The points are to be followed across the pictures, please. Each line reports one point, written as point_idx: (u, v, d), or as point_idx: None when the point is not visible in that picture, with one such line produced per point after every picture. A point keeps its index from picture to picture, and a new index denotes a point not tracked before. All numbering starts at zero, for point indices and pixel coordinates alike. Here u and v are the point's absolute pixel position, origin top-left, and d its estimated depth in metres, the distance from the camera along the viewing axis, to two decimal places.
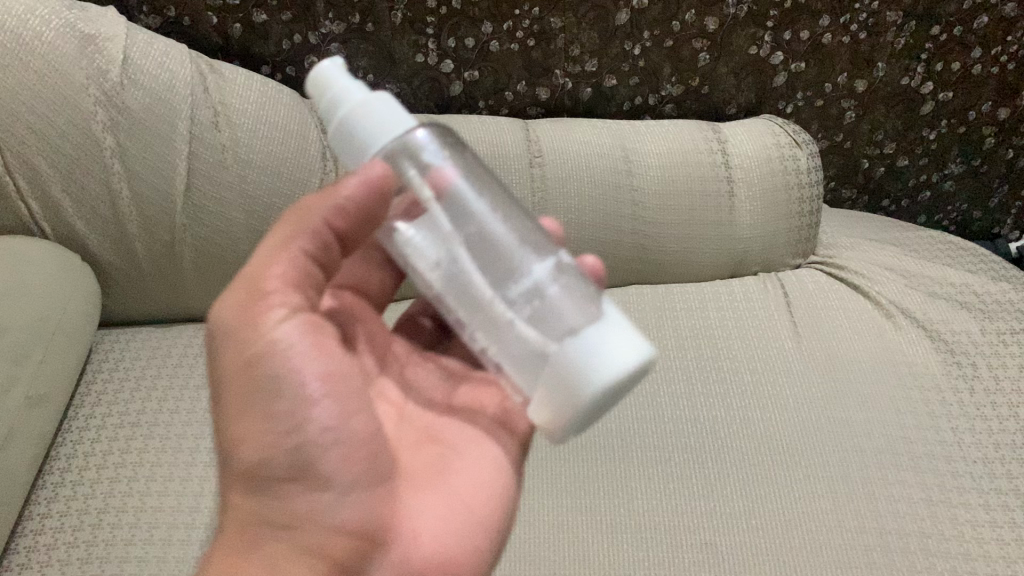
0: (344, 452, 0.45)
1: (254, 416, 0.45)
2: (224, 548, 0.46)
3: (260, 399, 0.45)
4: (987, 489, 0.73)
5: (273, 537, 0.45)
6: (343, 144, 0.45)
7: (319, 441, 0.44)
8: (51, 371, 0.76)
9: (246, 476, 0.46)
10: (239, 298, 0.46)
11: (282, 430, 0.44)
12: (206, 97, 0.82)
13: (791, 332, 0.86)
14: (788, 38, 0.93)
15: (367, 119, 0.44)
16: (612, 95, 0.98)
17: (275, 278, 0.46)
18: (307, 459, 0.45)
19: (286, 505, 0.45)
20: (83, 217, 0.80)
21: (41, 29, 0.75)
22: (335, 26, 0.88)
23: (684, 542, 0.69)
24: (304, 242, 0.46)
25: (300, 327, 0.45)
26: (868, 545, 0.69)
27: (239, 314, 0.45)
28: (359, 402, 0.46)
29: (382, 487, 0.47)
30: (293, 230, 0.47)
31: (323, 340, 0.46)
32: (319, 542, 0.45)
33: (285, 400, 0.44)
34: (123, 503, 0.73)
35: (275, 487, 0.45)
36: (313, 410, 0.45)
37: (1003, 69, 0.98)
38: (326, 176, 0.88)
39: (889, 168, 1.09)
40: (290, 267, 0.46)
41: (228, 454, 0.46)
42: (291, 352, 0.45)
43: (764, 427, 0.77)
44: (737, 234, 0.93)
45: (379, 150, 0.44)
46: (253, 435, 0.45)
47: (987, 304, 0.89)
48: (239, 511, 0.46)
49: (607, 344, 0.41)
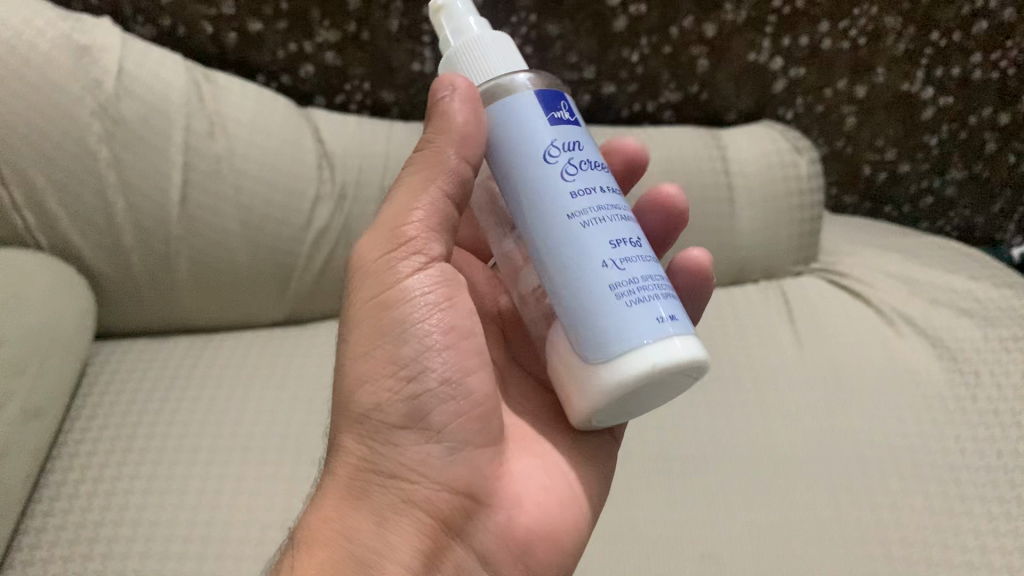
0: (463, 403, 0.49)
1: (379, 359, 0.49)
2: (336, 493, 0.48)
3: (389, 342, 0.49)
4: (990, 498, 0.71)
5: (385, 485, 0.48)
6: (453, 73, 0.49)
7: (440, 391, 0.48)
8: (45, 383, 0.75)
9: (365, 419, 0.49)
10: (380, 241, 0.51)
11: (405, 379, 0.48)
12: (201, 108, 0.82)
13: (792, 340, 0.85)
14: (787, 43, 0.93)
15: (475, 56, 0.48)
16: (611, 102, 0.98)
17: (412, 224, 0.50)
18: (426, 410, 0.48)
19: (402, 452, 0.48)
20: (79, 228, 0.79)
21: (35, 40, 0.74)
22: (331, 35, 0.88)
23: (685, 554, 0.68)
24: (443, 185, 0.49)
25: (428, 278, 0.50)
26: (872, 556, 0.67)
27: (378, 258, 0.50)
28: (477, 357, 0.51)
29: (491, 448, 0.51)
30: (431, 174, 0.50)
31: (449, 292, 0.50)
32: (425, 493, 0.48)
33: (412, 346, 0.49)
34: (120, 516, 0.72)
35: (393, 434, 0.48)
36: (435, 362, 0.49)
37: (1004, 75, 0.97)
38: (323, 184, 0.88)
39: (890, 173, 1.08)
40: (429, 211, 0.50)
41: (350, 399, 0.49)
42: (417, 303, 0.49)
43: (766, 437, 0.76)
44: (738, 240, 0.92)
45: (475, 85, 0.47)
46: (377, 381, 0.48)
47: (990, 311, 0.87)
48: (354, 457, 0.49)
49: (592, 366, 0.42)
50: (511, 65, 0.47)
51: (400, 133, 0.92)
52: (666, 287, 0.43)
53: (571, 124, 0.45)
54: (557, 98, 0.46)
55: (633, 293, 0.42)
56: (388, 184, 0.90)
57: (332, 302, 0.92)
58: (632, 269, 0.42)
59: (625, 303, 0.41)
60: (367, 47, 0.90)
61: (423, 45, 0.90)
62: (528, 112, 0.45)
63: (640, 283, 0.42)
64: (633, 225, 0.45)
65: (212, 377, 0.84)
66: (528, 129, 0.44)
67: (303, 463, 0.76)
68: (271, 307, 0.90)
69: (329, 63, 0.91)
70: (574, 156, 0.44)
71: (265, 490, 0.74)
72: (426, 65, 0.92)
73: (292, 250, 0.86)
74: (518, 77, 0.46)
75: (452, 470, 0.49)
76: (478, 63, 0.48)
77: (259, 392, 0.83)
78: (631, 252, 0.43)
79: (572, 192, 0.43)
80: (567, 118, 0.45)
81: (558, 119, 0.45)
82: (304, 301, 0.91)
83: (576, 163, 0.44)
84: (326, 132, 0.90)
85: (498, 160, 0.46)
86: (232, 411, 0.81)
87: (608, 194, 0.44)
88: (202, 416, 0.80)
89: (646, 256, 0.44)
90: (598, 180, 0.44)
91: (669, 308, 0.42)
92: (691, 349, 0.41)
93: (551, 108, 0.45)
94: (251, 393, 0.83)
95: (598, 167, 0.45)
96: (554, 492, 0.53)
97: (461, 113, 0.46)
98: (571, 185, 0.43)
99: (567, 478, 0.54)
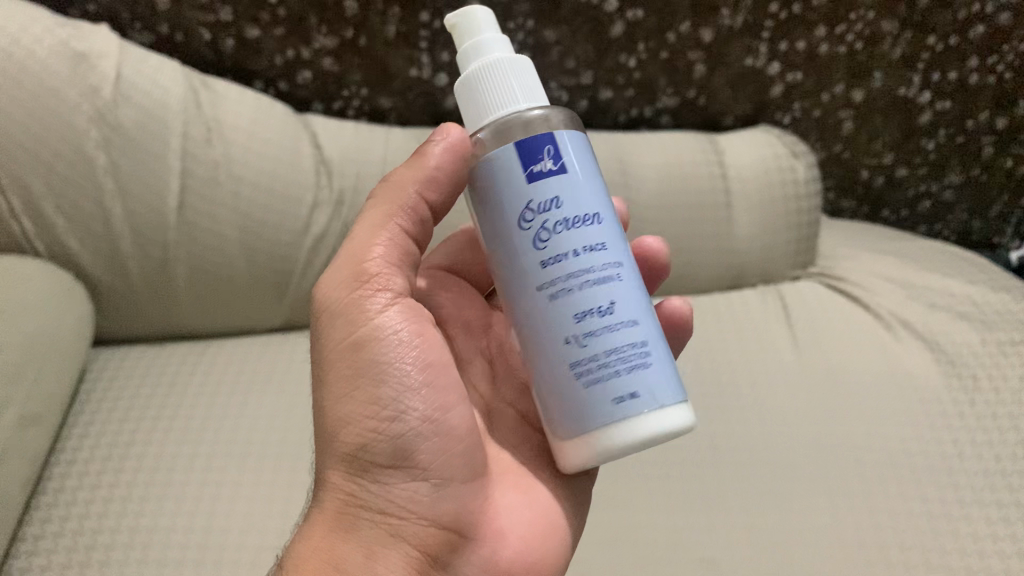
0: (443, 439, 0.49)
1: (360, 398, 0.48)
2: (322, 531, 0.47)
3: (369, 381, 0.48)
4: (988, 501, 0.71)
5: (373, 520, 0.47)
6: (465, 95, 0.48)
7: (421, 428, 0.48)
8: (44, 390, 0.75)
9: (350, 456, 0.48)
10: (345, 281, 0.50)
11: (386, 416, 0.48)
12: (198, 114, 0.82)
13: (790, 345, 0.85)
14: (784, 48, 0.93)
15: (491, 87, 0.47)
16: (608, 108, 0.98)
17: (379, 260, 0.50)
18: (408, 447, 0.48)
19: (388, 488, 0.48)
20: (77, 235, 0.79)
21: (33, 48, 0.75)
22: (329, 41, 0.88)
23: (683, 559, 0.68)
24: (402, 220, 0.52)
25: (401, 314, 0.50)
26: (870, 560, 0.67)
27: (346, 298, 0.50)
28: (455, 392, 0.51)
29: (473, 482, 0.51)
30: (390, 210, 0.51)
31: (421, 327, 0.51)
32: (412, 529, 0.48)
33: (392, 384, 0.48)
34: (117, 523, 0.72)
35: (379, 470, 0.48)
36: (415, 399, 0.49)
37: (1000, 78, 0.97)
38: (320, 191, 0.88)
39: (888, 178, 1.09)
40: (389, 246, 0.51)
41: (333, 436, 0.49)
42: (394, 339, 0.49)
43: (764, 442, 0.76)
44: (736, 245, 0.92)
45: (488, 118, 0.47)
46: (358, 418, 0.48)
47: (987, 314, 0.87)
48: (341, 494, 0.48)
49: (559, 435, 0.45)
50: (530, 96, 0.47)
51: (398, 139, 0.92)
52: (641, 355, 0.43)
53: (555, 176, 0.44)
54: (540, 148, 0.44)
55: (594, 373, 0.43)
56: None
57: None
58: (593, 345, 0.43)
59: (584, 385, 0.43)
60: (365, 53, 0.90)
61: (420, 50, 0.90)
62: (508, 172, 0.44)
63: (605, 359, 0.43)
64: (614, 280, 0.44)
65: (210, 383, 0.84)
66: (505, 193, 0.45)
67: (301, 468, 0.76)
68: (268, 313, 0.90)
69: (326, 70, 0.91)
70: (549, 219, 0.44)
71: (263, 497, 0.74)
72: (424, 71, 0.92)
73: (289, 256, 0.86)
74: (533, 115, 0.46)
75: (437, 504, 0.49)
76: (496, 88, 0.47)
77: (257, 398, 0.83)
78: (599, 325, 0.43)
79: (544, 261, 0.44)
80: (549, 170, 0.44)
81: (538, 175, 0.44)
82: (301, 307, 0.91)
83: (553, 225, 0.44)
84: (323, 138, 0.90)
85: (479, 218, 0.47)
86: (230, 417, 0.81)
87: (591, 251, 0.44)
88: (200, 422, 0.80)
89: (621, 322, 0.44)
90: (578, 239, 0.44)
91: (631, 383, 0.43)
92: (650, 428, 0.43)
93: (531, 163, 0.44)
94: (249, 399, 0.83)
95: (584, 220, 0.44)
96: (542, 523, 0.53)
97: (437, 158, 0.49)
98: (543, 252, 0.44)
99: (552, 509, 0.54)
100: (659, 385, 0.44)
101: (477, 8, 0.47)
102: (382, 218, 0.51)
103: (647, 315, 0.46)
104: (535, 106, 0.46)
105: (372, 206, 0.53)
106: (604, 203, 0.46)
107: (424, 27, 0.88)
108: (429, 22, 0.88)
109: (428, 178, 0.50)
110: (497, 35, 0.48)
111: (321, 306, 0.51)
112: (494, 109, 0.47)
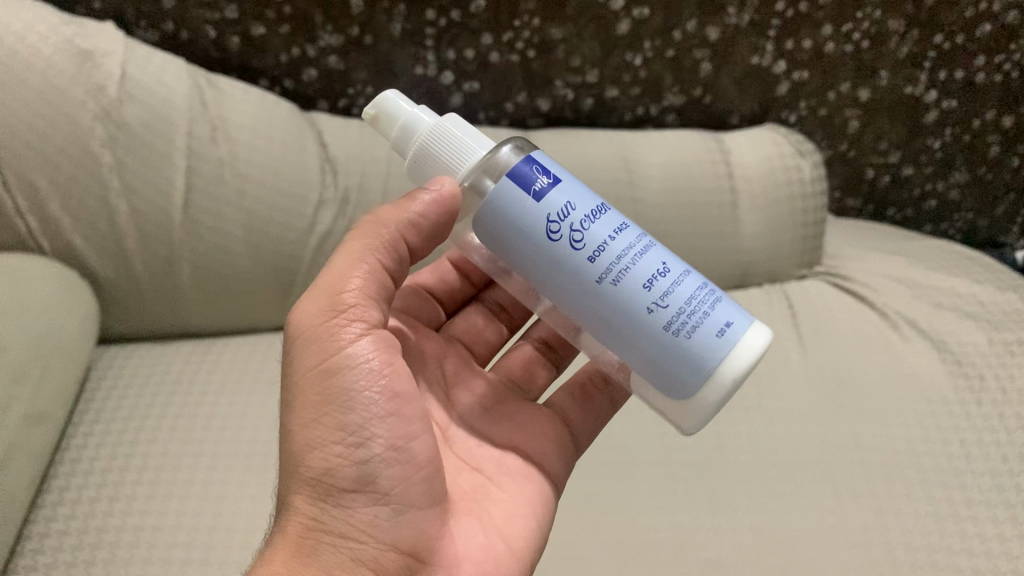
0: (407, 467, 0.49)
1: (327, 424, 0.48)
2: (283, 553, 0.47)
3: (336, 408, 0.48)
4: (995, 501, 0.71)
5: (334, 545, 0.47)
6: (426, 163, 0.51)
7: (385, 456, 0.48)
8: (49, 389, 0.75)
9: (315, 481, 0.48)
10: (319, 308, 0.50)
11: (351, 444, 0.48)
12: (204, 112, 0.82)
13: (797, 346, 0.85)
14: (791, 46, 0.93)
15: (445, 145, 0.50)
16: (614, 107, 0.98)
17: (355, 290, 0.50)
18: (372, 474, 0.48)
19: (350, 512, 0.48)
20: (82, 234, 0.79)
21: (38, 45, 0.75)
22: (334, 39, 0.88)
23: (689, 559, 0.67)
24: (381, 254, 0.52)
25: (374, 344, 0.50)
26: (876, 561, 0.67)
27: (318, 325, 0.50)
28: (420, 421, 0.51)
29: (434, 509, 0.51)
30: (369, 242, 0.52)
31: (394, 357, 0.50)
32: (371, 554, 0.48)
33: (360, 412, 0.48)
34: (123, 522, 0.72)
35: (343, 495, 0.48)
36: (379, 427, 0.49)
37: (1007, 77, 0.97)
38: (326, 189, 0.88)
39: (893, 177, 1.08)
40: (368, 278, 0.51)
41: (298, 460, 0.49)
42: (364, 368, 0.49)
43: (769, 443, 0.76)
44: (741, 245, 0.92)
45: (459, 172, 0.50)
46: (324, 444, 0.48)
47: (995, 314, 0.86)
48: (304, 517, 0.48)
49: (680, 392, 0.46)
50: (482, 141, 0.50)
51: None
52: (709, 291, 0.46)
53: (553, 187, 0.46)
54: (529, 169, 0.46)
55: (685, 324, 0.45)
56: (391, 187, 0.89)
57: None
58: (675, 300, 0.45)
59: (685, 337, 0.45)
60: (371, 52, 0.89)
61: (425, 48, 0.90)
62: (509, 202, 0.46)
63: (688, 310, 0.45)
64: (652, 242, 0.47)
65: (214, 383, 0.84)
66: (520, 214, 0.46)
67: None
68: (273, 312, 0.90)
69: (331, 68, 0.91)
70: (574, 219, 0.45)
71: (268, 497, 0.74)
72: (429, 69, 0.92)
73: (294, 255, 0.86)
74: (497, 154, 0.49)
75: (397, 530, 0.49)
76: (445, 144, 0.50)
77: (262, 397, 0.83)
78: (667, 283, 0.45)
79: (589, 257, 0.45)
80: (546, 183, 0.46)
81: (542, 190, 0.46)
82: None
83: (579, 225, 0.45)
84: (328, 137, 0.90)
85: (501, 249, 0.47)
86: (235, 417, 0.81)
87: (620, 232, 0.46)
88: (205, 421, 0.80)
89: (677, 273, 0.46)
90: (605, 226, 0.46)
91: (718, 316, 0.46)
92: (750, 348, 0.46)
93: (529, 186, 0.46)
94: (253, 398, 0.83)
95: (598, 211, 0.46)
96: (498, 550, 0.53)
97: (425, 206, 0.50)
98: (587, 249, 0.45)
99: (508, 534, 0.54)
100: (733, 310, 0.47)
101: (390, 96, 0.52)
102: (361, 248, 0.52)
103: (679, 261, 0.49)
104: (501, 146, 0.49)
105: (354, 236, 0.53)
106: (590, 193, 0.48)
107: (430, 25, 0.88)
108: (435, 20, 0.87)
109: (409, 221, 0.51)
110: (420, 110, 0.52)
111: (293, 330, 0.51)
112: (460, 163, 0.50)
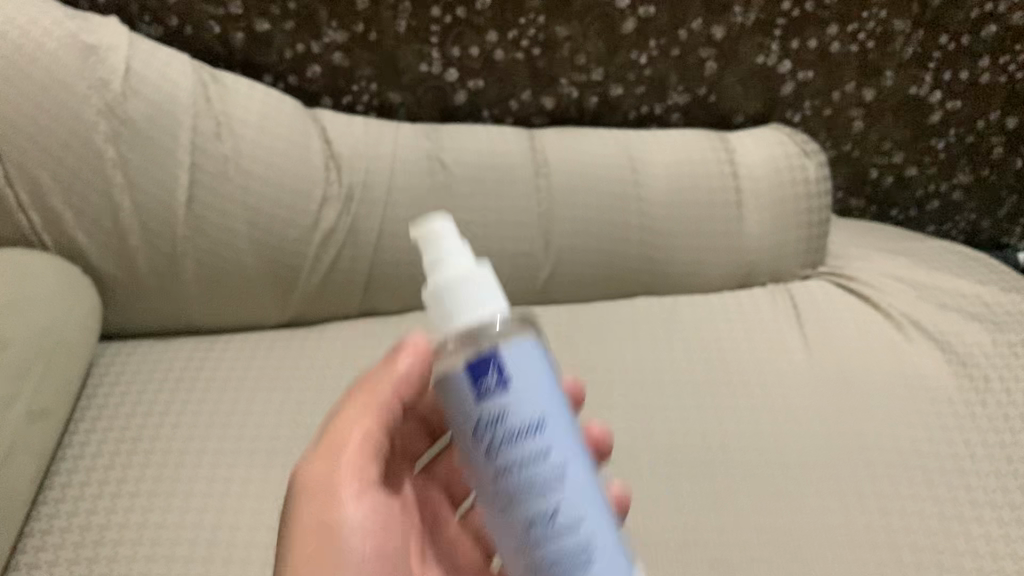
0: None
1: None
2: None
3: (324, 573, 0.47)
4: (1000, 503, 0.71)
5: None
6: (433, 307, 0.43)
7: None
8: (52, 385, 0.75)
9: None
10: (320, 464, 0.49)
11: None
12: (208, 108, 0.82)
13: (801, 345, 0.85)
14: (796, 46, 0.93)
15: (464, 301, 0.43)
16: (619, 105, 0.97)
17: (354, 454, 0.49)
18: None
19: None
20: (85, 229, 0.79)
21: (42, 39, 0.75)
22: (339, 35, 0.88)
23: (693, 559, 0.67)
24: (383, 417, 0.50)
25: (368, 515, 0.49)
26: (881, 561, 0.67)
27: (320, 481, 0.49)
28: None
29: None
30: (374, 402, 0.50)
31: (385, 528, 0.49)
32: None
33: None
34: (126, 519, 0.71)
35: None
36: None
37: (1011, 78, 0.97)
38: (330, 186, 0.86)
39: (897, 178, 1.07)
40: (365, 443, 0.49)
41: None
42: (354, 539, 0.48)
43: (775, 443, 0.76)
44: (745, 244, 0.92)
45: (459, 331, 0.43)
46: None
47: (1000, 316, 0.86)
48: None
49: None
50: (500, 314, 0.43)
51: (407, 134, 0.89)
52: (587, 553, 0.42)
53: (498, 393, 0.41)
54: (484, 364, 0.41)
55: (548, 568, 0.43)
56: (395, 186, 0.87)
57: (338, 304, 0.90)
58: (550, 542, 0.42)
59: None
60: (375, 48, 0.89)
61: (430, 45, 0.89)
62: (455, 389, 0.42)
63: (564, 555, 0.42)
64: (574, 477, 0.42)
65: (215, 382, 0.83)
66: (456, 403, 0.43)
67: None
68: (274, 310, 0.89)
69: (336, 64, 0.90)
70: (497, 433, 0.42)
71: (271, 495, 0.73)
72: (434, 66, 0.91)
73: (297, 253, 0.85)
74: (498, 330, 0.43)
75: None
76: (462, 304, 0.43)
77: (264, 395, 0.82)
78: (548, 530, 0.42)
79: (495, 468, 0.42)
80: (494, 386, 0.41)
81: (484, 392, 0.42)
82: (307, 305, 0.89)
83: (500, 438, 0.42)
84: (333, 134, 0.87)
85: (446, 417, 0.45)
86: (238, 413, 0.80)
87: (545, 457, 0.42)
88: (208, 419, 0.80)
89: (568, 525, 0.42)
90: (524, 453, 0.42)
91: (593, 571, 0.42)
92: None
93: (477, 382, 0.42)
94: (255, 396, 0.82)
95: (528, 437, 0.42)
96: None
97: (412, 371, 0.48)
98: (493, 462, 0.42)
99: None
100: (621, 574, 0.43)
101: (443, 220, 0.44)
102: (364, 408, 0.50)
103: (607, 514, 0.44)
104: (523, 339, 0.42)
105: (359, 391, 0.51)
106: (555, 398, 0.43)
107: (435, 22, 0.88)
108: (440, 17, 0.88)
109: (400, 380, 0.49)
110: (461, 244, 0.44)
111: (293, 478, 0.50)
112: (465, 324, 0.43)
